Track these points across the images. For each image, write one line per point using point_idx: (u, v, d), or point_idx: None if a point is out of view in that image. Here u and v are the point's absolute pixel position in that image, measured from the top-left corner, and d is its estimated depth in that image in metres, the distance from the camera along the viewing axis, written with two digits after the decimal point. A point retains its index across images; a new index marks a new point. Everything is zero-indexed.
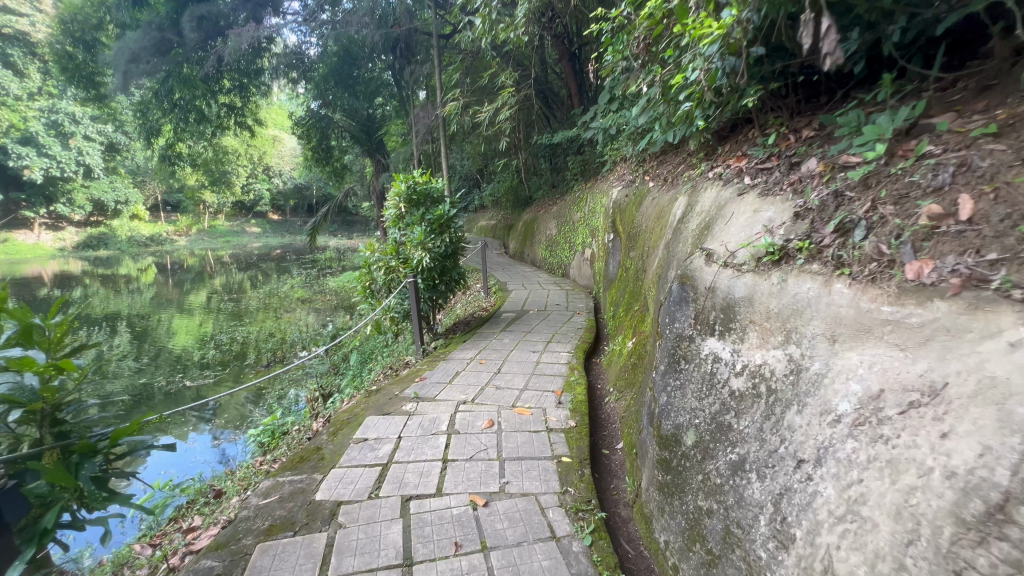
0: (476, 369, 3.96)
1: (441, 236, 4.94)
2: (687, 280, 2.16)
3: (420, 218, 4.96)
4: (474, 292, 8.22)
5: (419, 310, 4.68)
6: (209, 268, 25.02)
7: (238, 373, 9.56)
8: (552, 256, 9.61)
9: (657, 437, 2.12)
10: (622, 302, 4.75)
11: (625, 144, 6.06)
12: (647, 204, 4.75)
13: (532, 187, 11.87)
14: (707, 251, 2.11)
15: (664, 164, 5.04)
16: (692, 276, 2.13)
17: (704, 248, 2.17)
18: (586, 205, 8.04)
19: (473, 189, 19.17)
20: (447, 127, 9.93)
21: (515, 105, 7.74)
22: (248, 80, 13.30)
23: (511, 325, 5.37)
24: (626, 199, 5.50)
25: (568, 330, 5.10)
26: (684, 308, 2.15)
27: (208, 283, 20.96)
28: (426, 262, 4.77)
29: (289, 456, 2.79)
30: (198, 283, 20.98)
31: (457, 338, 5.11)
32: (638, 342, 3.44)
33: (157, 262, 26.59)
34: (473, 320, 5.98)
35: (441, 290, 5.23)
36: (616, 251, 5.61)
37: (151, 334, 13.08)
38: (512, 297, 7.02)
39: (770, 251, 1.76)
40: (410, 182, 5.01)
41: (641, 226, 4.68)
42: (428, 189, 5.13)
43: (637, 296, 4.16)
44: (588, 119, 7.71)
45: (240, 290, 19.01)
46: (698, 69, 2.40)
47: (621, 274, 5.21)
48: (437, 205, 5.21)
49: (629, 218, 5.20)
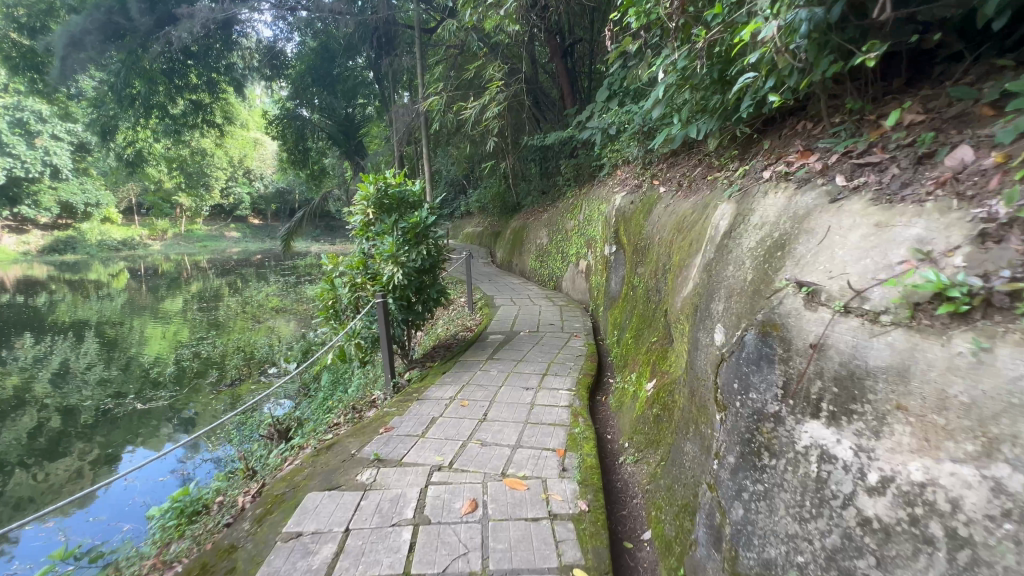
0: (456, 414, 3.20)
1: (417, 252, 4.17)
2: (772, 328, 1.45)
3: (392, 226, 4.19)
4: (458, 306, 7.47)
5: (390, 339, 3.92)
6: (185, 274, 23.86)
7: (198, 392, 8.63)
8: (542, 266, 8.93)
9: (728, 568, 1.40)
10: (631, 328, 4.07)
11: (630, 144, 5.39)
12: (659, 214, 4.08)
13: (521, 193, 11.25)
14: (804, 286, 1.42)
15: (679, 169, 4.36)
16: (782, 325, 1.42)
17: (795, 280, 1.48)
18: (581, 212, 7.38)
19: (458, 195, 18.49)
20: (431, 126, 9.20)
21: (504, 101, 7.06)
22: (220, 76, 12.47)
23: (500, 351, 4.62)
24: (631, 208, 4.80)
25: (566, 358, 4.38)
26: (767, 370, 1.44)
27: (181, 289, 19.88)
28: (397, 279, 4.01)
29: (188, 566, 2.01)
30: (170, 290, 19.86)
31: (436, 366, 4.36)
32: (659, 385, 2.75)
33: (129, 267, 25.32)
34: (455, 342, 5.21)
35: (416, 311, 4.45)
36: (620, 266, 4.91)
37: (120, 343, 12.12)
38: (500, 315, 6.29)
39: (955, 299, 1.07)
40: (382, 185, 4.21)
41: (653, 240, 4.00)
42: (401, 192, 4.35)
43: (653, 325, 3.48)
44: (583, 118, 7.05)
45: (212, 298, 17.96)
46: (771, 21, 1.75)
47: (627, 292, 4.53)
48: (414, 210, 4.44)
49: (636, 228, 4.51)
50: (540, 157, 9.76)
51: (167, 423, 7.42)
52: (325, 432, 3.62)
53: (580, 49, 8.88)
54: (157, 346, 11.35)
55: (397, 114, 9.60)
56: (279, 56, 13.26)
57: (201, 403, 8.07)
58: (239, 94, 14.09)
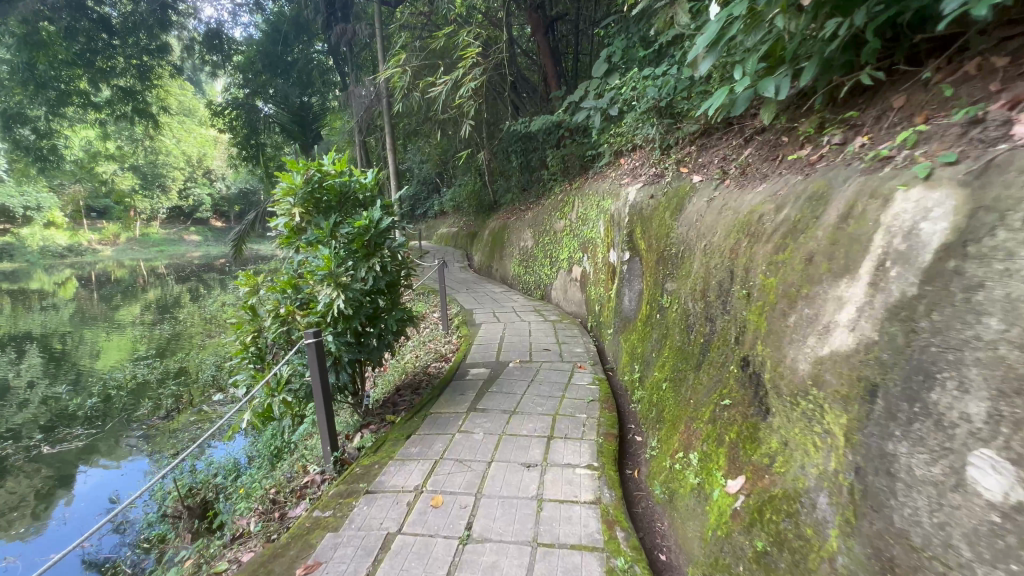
0: (425, 529, 2.05)
1: (366, 269, 2.95)
2: None
3: (331, 232, 2.97)
4: (430, 323, 6.30)
5: (327, 396, 2.72)
6: (141, 280, 21.92)
7: (125, 424, 7.13)
8: (527, 272, 7.84)
9: None
10: (665, 368, 3.03)
11: (645, 124, 4.30)
12: (697, 214, 3.04)
13: (501, 190, 10.18)
14: None
15: (717, 152, 3.35)
16: None
17: None
18: (574, 210, 6.32)
19: (433, 195, 17.29)
20: (395, 112, 7.96)
21: (482, 77, 5.88)
22: (151, 58, 11.11)
23: (485, 395, 3.48)
24: (647, 205, 3.74)
25: (574, 405, 3.28)
26: None
27: (138, 296, 18.07)
28: (337, 307, 2.81)
29: None
30: (127, 296, 18.09)
31: (399, 424, 3.18)
32: (756, 494, 1.68)
33: (78, 274, 23.14)
34: (426, 380, 4.05)
35: (369, 348, 3.25)
36: (635, 279, 3.87)
37: (71, 355, 10.62)
38: (482, 338, 5.16)
39: None
40: (315, 173, 2.96)
41: (694, 248, 2.96)
42: (344, 185, 3.10)
43: (709, 371, 2.42)
44: (576, 100, 5.98)
45: (169, 305, 16.28)
46: None
47: (649, 315, 3.51)
48: (363, 210, 3.22)
49: (660, 231, 3.49)
50: (520, 149, 8.64)
51: (77, 467, 5.99)
52: (229, 546, 2.42)
53: (563, 25, 7.78)
54: (86, 367, 9.77)
55: (356, 97, 8.33)
56: (219, 37, 12.06)
57: (124, 441, 6.62)
58: (175, 78, 12.46)
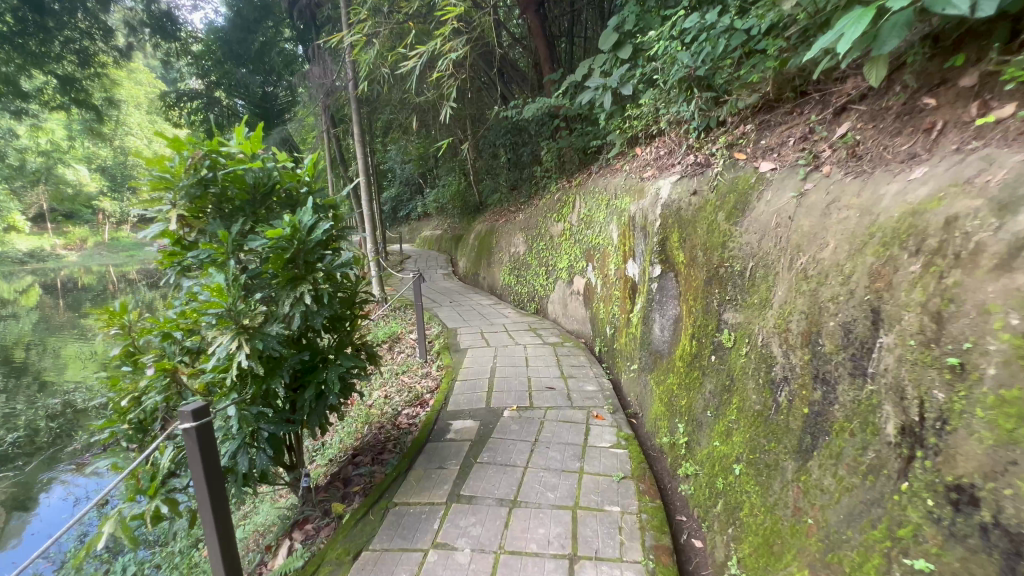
0: None
1: (290, 301, 1.94)
2: None
3: (236, 246, 1.93)
4: (405, 346, 5.27)
5: (217, 507, 1.69)
6: (110, 286, 20.55)
7: (49, 465, 5.87)
8: (519, 282, 6.89)
9: None
10: (734, 440, 2.10)
11: (676, 101, 3.40)
12: (777, 216, 2.10)
13: (489, 190, 9.24)
14: None
15: (789, 132, 2.45)
16: None
17: None
18: (574, 211, 5.41)
19: (417, 196, 16.29)
20: (365, 98, 6.88)
21: (466, 50, 4.86)
22: (93, 43, 9.88)
23: (473, 473, 2.49)
24: (686, 204, 2.81)
25: (601, 489, 2.32)
26: None
27: (104, 304, 16.75)
28: (242, 365, 1.79)
29: None
30: (93, 304, 16.78)
31: (345, 528, 2.16)
32: None
33: (40, 280, 21.61)
34: (393, 442, 3.02)
35: (303, 415, 2.21)
36: (670, 302, 2.95)
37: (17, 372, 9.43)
38: (468, 371, 4.16)
39: None
40: (208, 155, 1.93)
41: (777, 267, 2.04)
42: (258, 173, 2.07)
43: (839, 473, 1.50)
44: (578, 81, 5.08)
45: None
46: None
47: (695, 355, 2.58)
48: (290, 211, 2.20)
49: (710, 241, 2.55)
50: (509, 143, 7.70)
51: None
52: None
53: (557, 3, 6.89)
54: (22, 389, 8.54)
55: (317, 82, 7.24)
56: (172, 23, 10.98)
57: (42, 488, 5.43)
58: (122, 65, 11.14)
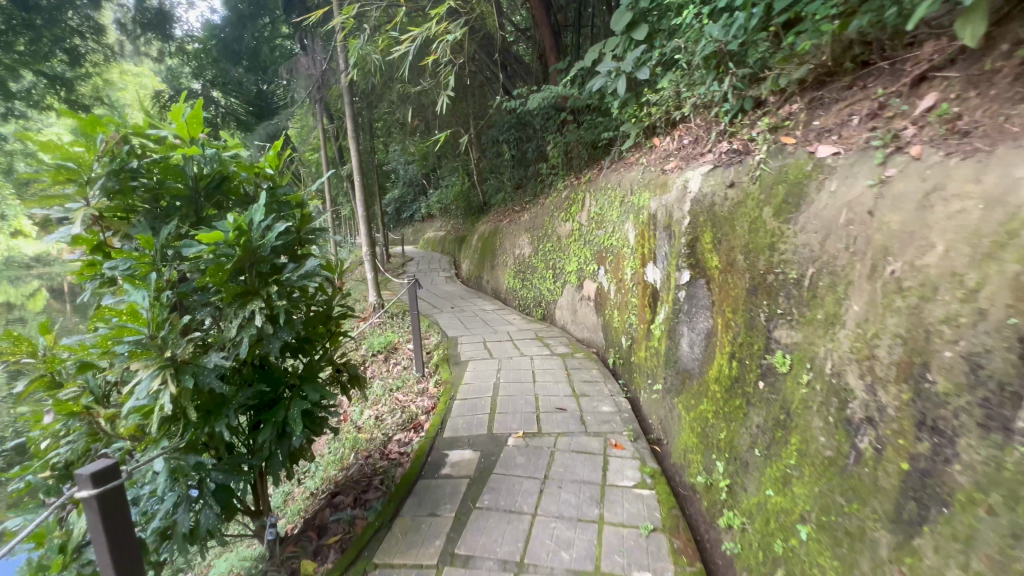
0: None
1: (236, 321, 1.55)
2: None
3: (167, 256, 1.52)
4: (402, 358, 4.86)
5: None
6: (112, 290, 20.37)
7: None
8: (524, 287, 6.48)
9: None
10: (793, 493, 1.68)
11: (703, 82, 2.98)
12: (848, 211, 1.68)
13: (494, 189, 8.84)
14: None
15: (850, 110, 2.03)
16: None
17: None
18: (584, 210, 5.00)
19: (420, 198, 15.90)
20: (359, 91, 6.48)
21: (465, 33, 4.43)
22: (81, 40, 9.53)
23: (471, 525, 2.09)
24: (721, 200, 2.38)
25: (628, 549, 1.90)
26: None
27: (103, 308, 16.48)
28: (166, 410, 1.39)
29: None
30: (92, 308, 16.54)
31: None
32: None
33: None
34: (379, 480, 2.61)
35: (260, 460, 1.79)
36: (702, 314, 2.53)
37: None
38: (468, 388, 3.73)
39: None
40: (130, 139, 1.56)
41: (852, 275, 1.62)
42: (195, 164, 1.68)
43: (974, 568, 1.09)
44: (588, 67, 4.67)
45: None
46: None
47: (735, 379, 2.16)
48: (239, 211, 1.80)
49: (755, 243, 2.12)
50: (513, 139, 7.29)
51: None
52: None
53: None
54: None
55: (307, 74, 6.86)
56: (169, 22, 10.43)
57: None
58: (113, 64, 10.81)
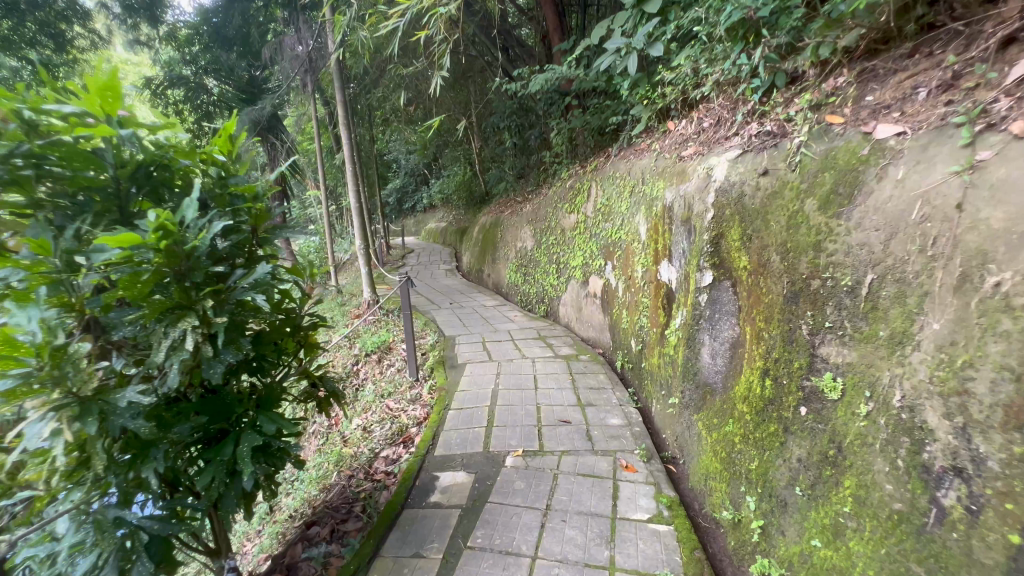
0: None
1: (165, 344, 1.26)
2: None
3: (73, 265, 1.21)
4: (396, 359, 4.56)
5: None
6: None
7: None
8: (526, 281, 6.16)
9: None
10: (848, 549, 1.40)
11: (726, 57, 2.63)
12: (924, 205, 1.36)
13: (494, 179, 8.50)
14: None
15: (914, 81, 1.70)
16: None
17: None
18: (589, 200, 4.66)
19: (421, 188, 15.55)
20: (350, 73, 6.15)
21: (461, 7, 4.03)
22: None
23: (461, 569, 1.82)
24: (751, 190, 2.06)
25: None
26: None
27: None
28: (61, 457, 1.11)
29: None
30: None
31: None
32: None
33: None
34: (360, 508, 2.33)
35: (203, 503, 1.49)
36: (727, 322, 2.21)
37: None
38: (464, 395, 3.43)
39: None
40: (22, 116, 1.23)
41: (929, 286, 1.31)
42: (113, 148, 1.36)
43: None
44: (595, 45, 4.29)
45: None
46: None
47: (768, 400, 1.86)
48: (171, 203, 1.51)
49: (795, 242, 1.81)
50: (514, 126, 6.92)
51: None
52: None
53: None
54: None
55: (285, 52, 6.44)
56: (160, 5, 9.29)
57: None
58: None
